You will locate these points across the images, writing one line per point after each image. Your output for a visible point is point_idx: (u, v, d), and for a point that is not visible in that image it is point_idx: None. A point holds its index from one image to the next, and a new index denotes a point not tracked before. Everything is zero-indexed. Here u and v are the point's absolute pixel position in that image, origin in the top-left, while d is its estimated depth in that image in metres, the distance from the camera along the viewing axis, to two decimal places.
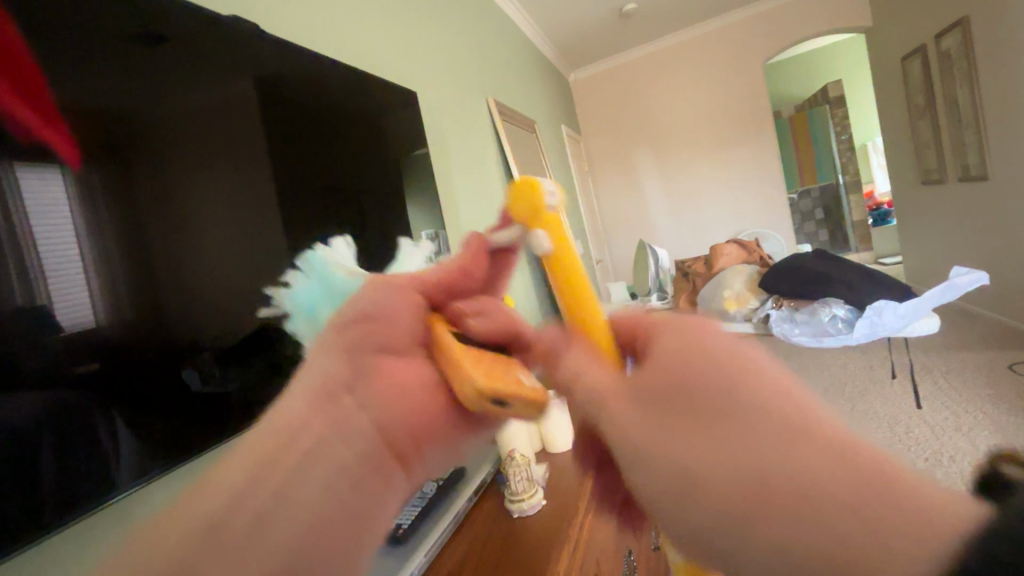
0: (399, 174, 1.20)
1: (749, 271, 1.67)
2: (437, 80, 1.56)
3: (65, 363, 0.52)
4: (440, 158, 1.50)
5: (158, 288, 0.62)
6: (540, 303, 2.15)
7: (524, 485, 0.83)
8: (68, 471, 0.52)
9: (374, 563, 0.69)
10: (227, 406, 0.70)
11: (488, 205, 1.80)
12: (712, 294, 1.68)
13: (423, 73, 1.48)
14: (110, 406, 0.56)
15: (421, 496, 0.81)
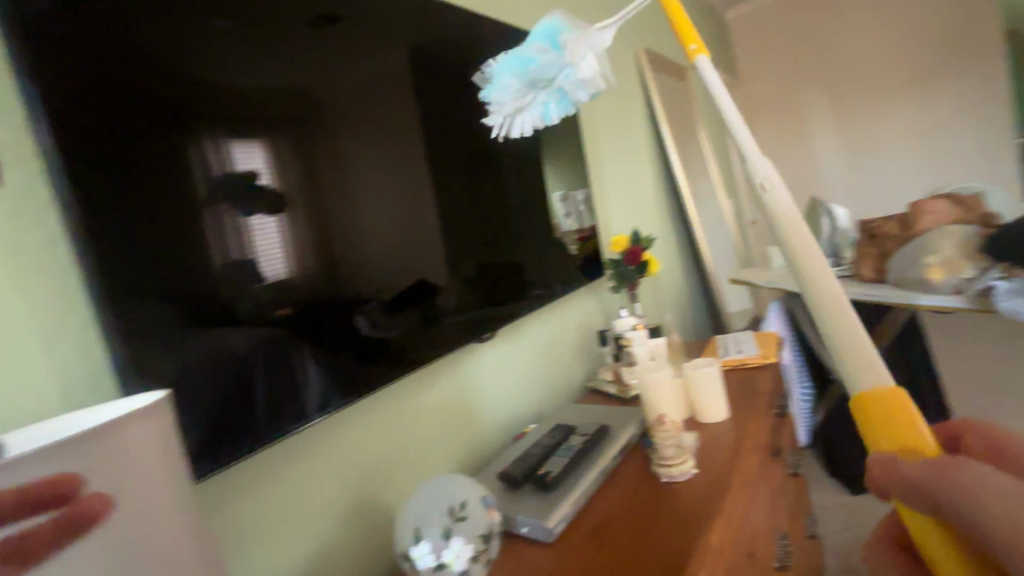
0: (540, 135, 1.20)
1: (968, 232, 1.25)
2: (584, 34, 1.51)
3: (265, 310, 0.63)
4: (584, 115, 1.47)
5: (333, 246, 0.72)
6: (685, 267, 2.03)
7: (675, 452, 0.81)
8: (272, 396, 0.63)
9: (524, 505, 0.75)
10: (388, 352, 0.79)
11: (632, 163, 1.73)
12: (908, 260, 1.32)
13: None
14: (299, 343, 0.67)
15: (567, 451, 0.84)
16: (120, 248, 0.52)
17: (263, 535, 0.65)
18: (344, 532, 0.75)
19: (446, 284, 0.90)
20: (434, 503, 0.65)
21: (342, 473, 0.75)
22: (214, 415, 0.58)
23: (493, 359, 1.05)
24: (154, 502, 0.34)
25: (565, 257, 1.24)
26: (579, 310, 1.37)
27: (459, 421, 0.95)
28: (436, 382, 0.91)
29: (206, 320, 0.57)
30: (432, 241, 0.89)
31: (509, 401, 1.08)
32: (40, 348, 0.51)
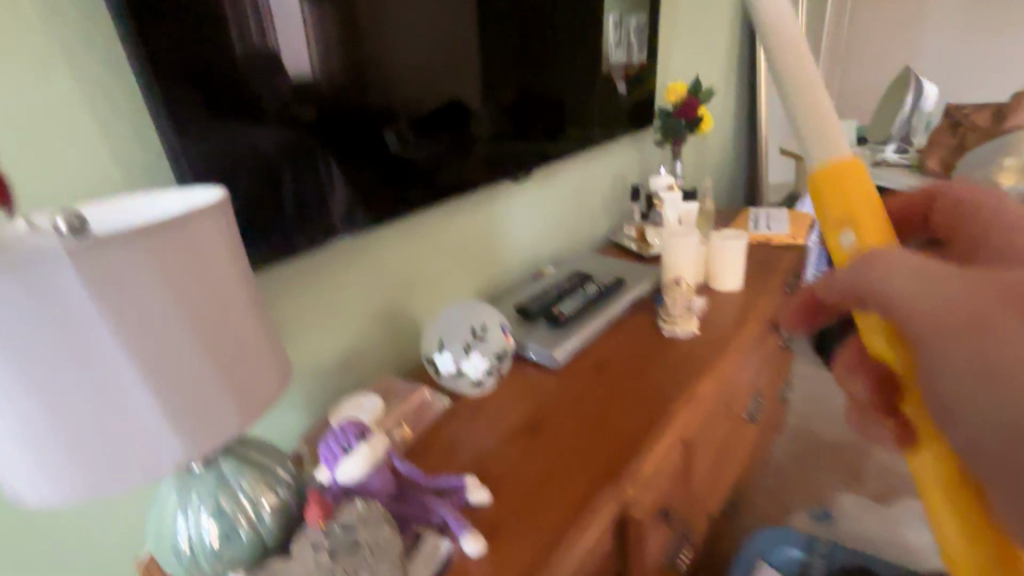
0: None
1: None
2: None
3: (292, 105, 0.61)
4: None
5: (360, 42, 0.66)
6: (737, 128, 1.88)
7: (682, 312, 0.86)
8: (304, 203, 0.65)
9: (536, 336, 0.83)
10: (417, 172, 0.78)
11: None
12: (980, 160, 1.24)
13: None
14: (327, 150, 0.66)
15: (580, 297, 0.90)
16: (153, 23, 0.49)
17: (308, 328, 0.73)
18: (378, 334, 0.84)
19: (480, 108, 0.85)
20: (457, 323, 0.72)
21: (374, 286, 0.81)
22: (252, 211, 0.60)
23: (525, 199, 1.06)
24: (214, 284, 0.39)
25: (610, 98, 1.14)
26: (617, 160, 1.31)
27: (484, 254, 1.00)
28: (466, 214, 0.93)
29: (229, 112, 0.56)
30: (470, 57, 0.81)
31: (536, 242, 1.11)
32: (100, 129, 0.52)
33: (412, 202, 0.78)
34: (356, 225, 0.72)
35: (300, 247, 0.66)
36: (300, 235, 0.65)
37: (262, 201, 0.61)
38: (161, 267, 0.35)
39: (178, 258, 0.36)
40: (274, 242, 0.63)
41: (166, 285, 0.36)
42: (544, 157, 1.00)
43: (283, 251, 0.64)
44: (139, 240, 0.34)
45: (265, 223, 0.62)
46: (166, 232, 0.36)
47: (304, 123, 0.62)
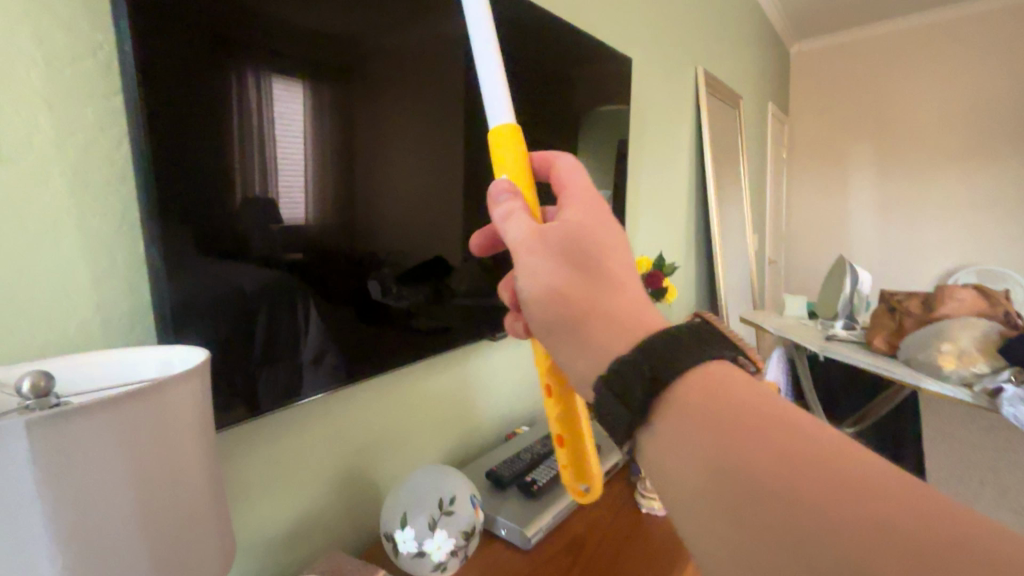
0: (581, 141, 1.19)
1: (987, 328, 1.26)
2: (645, 44, 1.48)
3: (281, 248, 0.64)
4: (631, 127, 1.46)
5: (355, 200, 0.72)
6: (699, 296, 2.03)
7: None
8: (273, 349, 0.64)
9: (507, 508, 0.77)
10: (394, 325, 0.80)
11: (667, 183, 1.72)
12: (922, 341, 1.33)
13: (632, 34, 1.41)
14: (308, 292, 0.68)
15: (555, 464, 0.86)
16: (172, 191, 0.53)
17: (260, 493, 0.67)
18: (332, 503, 0.77)
19: (460, 266, 0.91)
20: (425, 494, 0.67)
21: (339, 445, 0.77)
22: (219, 356, 0.59)
23: (500, 358, 1.07)
24: (172, 455, 0.37)
25: None
26: None
27: (457, 412, 0.97)
28: (442, 372, 0.93)
29: (218, 249, 0.58)
30: (455, 226, 0.89)
31: (507, 401, 1.10)
32: (91, 283, 0.52)
33: (385, 354, 0.79)
34: (324, 365, 0.71)
35: (259, 389, 0.63)
36: (263, 371, 0.64)
37: (232, 346, 0.60)
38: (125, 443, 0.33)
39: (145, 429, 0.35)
40: (238, 391, 0.61)
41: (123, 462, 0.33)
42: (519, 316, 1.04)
43: (241, 398, 0.62)
44: (117, 414, 0.32)
45: (230, 364, 0.60)
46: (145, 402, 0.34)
47: (287, 266, 0.65)
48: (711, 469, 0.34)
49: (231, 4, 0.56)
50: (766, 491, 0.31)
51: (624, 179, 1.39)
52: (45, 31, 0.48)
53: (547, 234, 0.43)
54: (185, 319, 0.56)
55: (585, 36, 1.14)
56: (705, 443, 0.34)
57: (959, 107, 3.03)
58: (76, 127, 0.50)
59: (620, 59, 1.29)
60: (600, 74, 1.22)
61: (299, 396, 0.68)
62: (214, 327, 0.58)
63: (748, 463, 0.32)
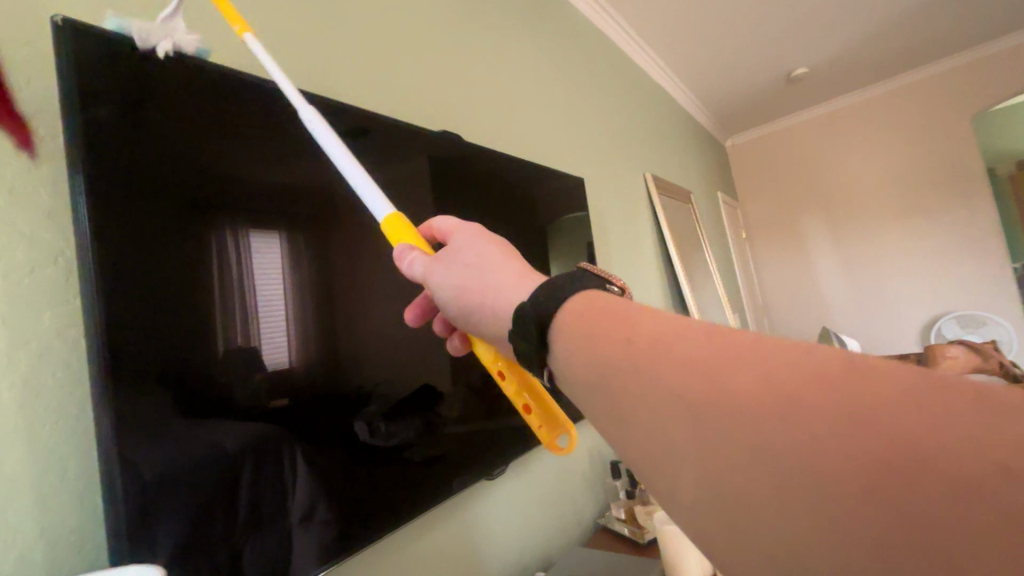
0: (551, 255, 1.25)
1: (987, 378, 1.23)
2: (593, 163, 1.63)
3: (264, 398, 0.62)
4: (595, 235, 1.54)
5: (338, 337, 0.72)
6: None
7: None
8: (258, 516, 0.59)
9: None
10: (388, 469, 0.75)
11: (640, 280, 1.78)
12: None
13: (580, 156, 1.56)
14: (294, 440, 0.64)
15: None
16: (145, 377, 0.52)
17: None
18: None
19: (450, 390, 0.89)
20: None
21: None
22: (197, 540, 0.53)
23: (504, 490, 1.00)
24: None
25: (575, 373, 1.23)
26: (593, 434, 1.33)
27: (466, 561, 0.90)
28: (445, 517, 0.87)
29: (199, 409, 0.55)
30: (442, 357, 0.89)
31: (516, 541, 1.01)
32: (35, 501, 0.48)
33: (383, 503, 0.73)
34: (315, 518, 0.65)
35: (245, 562, 0.57)
36: (249, 542, 0.58)
37: (212, 522, 0.55)
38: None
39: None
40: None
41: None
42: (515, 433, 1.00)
43: None
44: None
45: (210, 538, 0.55)
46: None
47: (270, 416, 0.62)
48: (592, 371, 0.36)
49: (206, 177, 0.61)
50: (629, 373, 0.34)
51: None
52: (6, 248, 0.50)
53: (437, 263, 0.49)
54: (160, 510, 0.51)
55: (538, 164, 1.25)
56: (587, 349, 0.37)
57: (886, 173, 3.31)
58: (31, 333, 0.50)
59: (573, 178, 1.41)
60: (557, 194, 1.32)
61: (289, 566, 0.61)
62: (197, 510, 0.54)
63: (616, 361, 0.35)
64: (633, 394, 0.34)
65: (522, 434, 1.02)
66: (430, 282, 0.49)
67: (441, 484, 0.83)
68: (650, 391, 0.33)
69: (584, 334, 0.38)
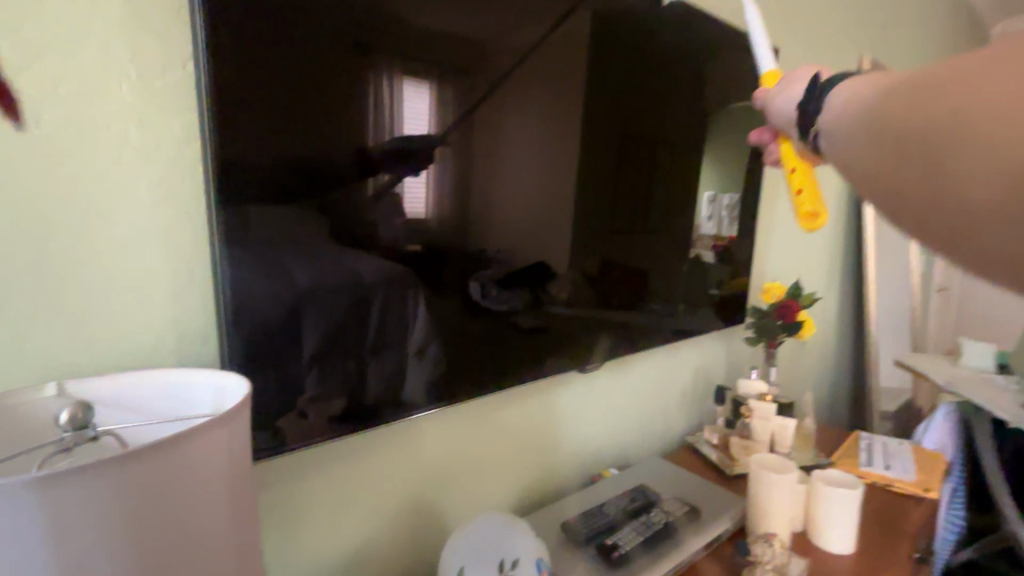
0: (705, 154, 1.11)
1: None
2: (796, 45, 1.33)
3: (402, 240, 0.67)
4: None
5: (472, 198, 0.73)
6: (844, 329, 1.78)
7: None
8: (385, 338, 0.67)
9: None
10: (501, 337, 0.80)
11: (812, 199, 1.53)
12: None
13: (782, 32, 1.27)
14: (418, 282, 0.69)
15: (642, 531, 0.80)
16: (266, 191, 0.56)
17: (338, 503, 0.71)
18: (399, 531, 0.79)
19: (565, 271, 0.88)
20: (484, 549, 0.64)
21: (418, 465, 0.79)
22: (332, 345, 0.62)
23: (591, 387, 1.02)
24: (198, 512, 0.36)
25: (701, 281, 1.16)
26: (701, 354, 1.28)
27: (540, 439, 0.96)
28: (529, 398, 0.92)
29: (347, 237, 0.61)
30: (563, 245, 0.87)
31: (594, 435, 1.05)
32: (177, 299, 0.57)
33: (491, 355, 0.80)
34: (427, 355, 0.72)
35: (371, 374, 0.67)
36: (374, 359, 0.67)
37: (345, 334, 0.63)
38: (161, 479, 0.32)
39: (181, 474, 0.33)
40: (352, 383, 0.65)
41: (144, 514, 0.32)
42: (623, 329, 1.00)
43: (342, 394, 0.64)
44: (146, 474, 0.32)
45: (344, 348, 0.63)
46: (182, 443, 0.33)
47: (400, 256, 0.67)
48: (844, 123, 0.44)
49: (365, 10, 0.59)
50: (868, 125, 0.41)
51: (753, 195, 1.27)
52: (134, 43, 0.52)
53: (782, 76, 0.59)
54: (308, 316, 0.60)
55: (723, 41, 1.05)
56: (851, 105, 0.44)
57: None
58: (177, 160, 0.55)
59: (766, 61, 1.17)
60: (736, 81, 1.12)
61: (405, 384, 0.70)
62: (338, 322, 0.62)
63: (863, 116, 0.41)
64: (860, 144, 0.41)
65: (629, 332, 1.01)
66: (763, 97, 0.60)
67: (542, 360, 0.87)
68: (874, 148, 0.40)
69: (850, 100, 0.44)
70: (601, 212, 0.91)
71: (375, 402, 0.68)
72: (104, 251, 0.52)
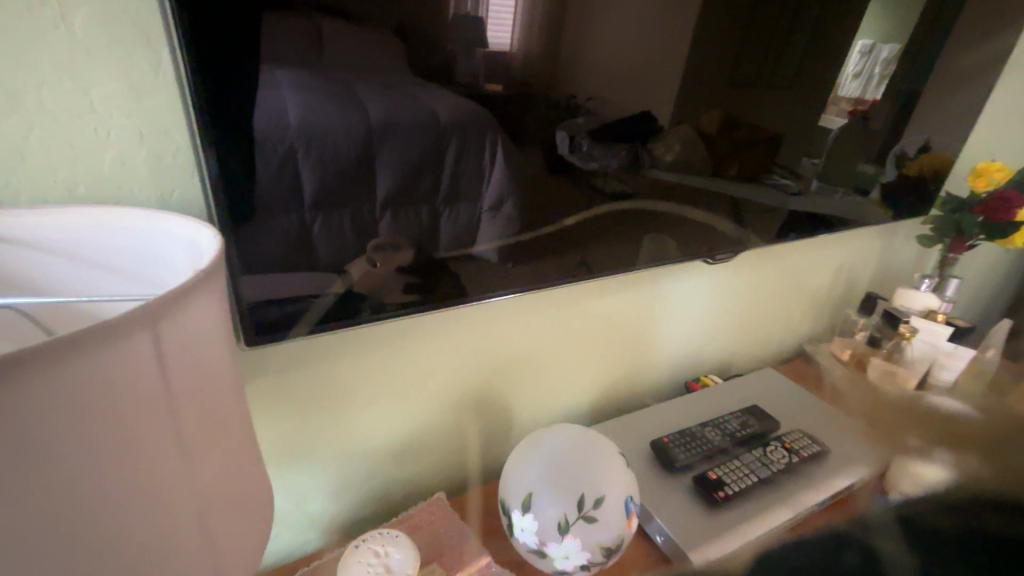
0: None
1: None
2: None
3: (482, 77, 0.57)
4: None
5: (566, 27, 0.59)
6: None
7: None
8: (458, 186, 0.61)
9: (665, 509, 0.73)
10: (597, 195, 0.73)
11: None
12: None
13: None
14: (498, 127, 0.61)
15: (736, 468, 0.78)
16: None
17: (413, 368, 0.73)
18: (473, 404, 0.81)
19: (672, 126, 0.74)
20: (568, 487, 0.62)
21: (496, 338, 0.78)
22: (404, 186, 0.58)
23: (686, 280, 0.93)
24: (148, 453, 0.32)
25: (834, 153, 0.96)
26: (831, 257, 1.14)
27: (627, 332, 0.92)
28: (614, 289, 0.86)
29: (425, 67, 0.53)
30: (671, 95, 0.72)
31: (684, 333, 0.99)
32: (131, 96, 0.48)
33: (580, 216, 0.73)
34: (502, 212, 0.66)
35: (443, 223, 0.63)
36: (447, 210, 0.62)
37: (416, 178, 0.58)
38: (39, 417, 0.25)
39: (70, 400, 0.26)
40: (424, 227, 0.61)
41: (59, 464, 0.27)
42: (730, 202, 0.87)
43: (410, 243, 0.61)
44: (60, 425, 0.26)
45: (416, 194, 0.59)
46: (83, 383, 0.26)
47: (478, 94, 0.57)
48: None
49: None
50: None
51: (926, 49, 0.97)
52: None
53: None
54: (378, 158, 0.55)
55: None
56: None
57: None
58: None
59: None
60: None
61: (475, 239, 0.66)
62: (408, 164, 0.57)
63: None
64: None
65: (738, 207, 0.88)
66: None
67: (636, 228, 0.79)
68: None
69: None
70: (731, 51, 0.74)
71: (446, 253, 0.65)
72: (13, 15, 0.42)
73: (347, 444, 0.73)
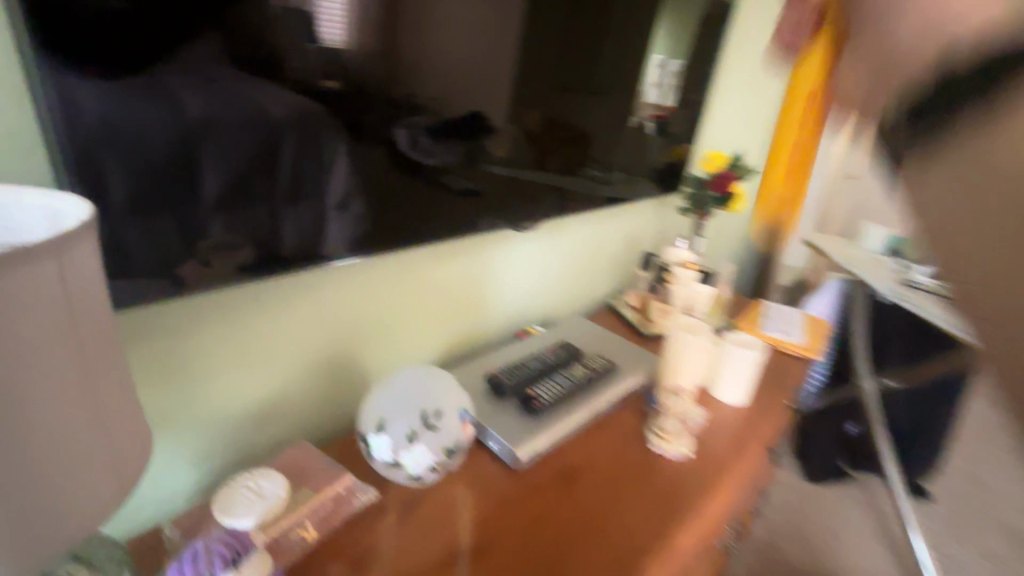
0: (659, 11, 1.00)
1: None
2: None
3: (314, 74, 0.57)
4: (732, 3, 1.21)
5: (397, 28, 0.62)
6: None
7: (673, 426, 0.84)
8: (298, 185, 0.60)
9: (500, 423, 0.81)
10: (439, 190, 0.76)
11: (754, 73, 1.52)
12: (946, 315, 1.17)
13: None
14: (339, 131, 0.61)
15: (558, 385, 0.89)
16: None
17: (253, 350, 0.71)
18: (322, 377, 0.81)
19: (504, 125, 0.82)
20: (405, 404, 0.66)
21: (341, 316, 0.79)
22: (237, 184, 0.55)
23: (516, 248, 1.04)
24: None
25: (639, 148, 1.14)
26: (627, 223, 1.35)
27: (467, 300, 0.99)
28: (451, 260, 0.92)
29: (253, 61, 0.52)
30: (502, 95, 0.79)
31: (518, 296, 1.10)
32: None
33: (426, 216, 0.77)
34: (347, 212, 0.67)
35: (285, 223, 0.61)
36: (287, 211, 0.61)
37: (250, 180, 0.56)
38: None
39: None
40: (262, 227, 0.59)
41: None
42: (559, 194, 0.98)
43: (247, 242, 0.59)
44: None
45: (252, 194, 0.57)
46: None
47: (314, 92, 0.57)
48: None
49: None
50: None
51: (700, 64, 1.20)
52: None
53: None
54: (202, 158, 0.52)
55: None
56: None
57: None
58: None
59: None
60: None
61: (325, 240, 0.66)
62: (239, 166, 0.54)
63: None
64: None
65: (566, 197, 1.00)
66: None
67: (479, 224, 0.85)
68: None
69: None
70: (550, 58, 0.83)
71: (291, 254, 0.63)
72: None
73: (178, 432, 0.67)
